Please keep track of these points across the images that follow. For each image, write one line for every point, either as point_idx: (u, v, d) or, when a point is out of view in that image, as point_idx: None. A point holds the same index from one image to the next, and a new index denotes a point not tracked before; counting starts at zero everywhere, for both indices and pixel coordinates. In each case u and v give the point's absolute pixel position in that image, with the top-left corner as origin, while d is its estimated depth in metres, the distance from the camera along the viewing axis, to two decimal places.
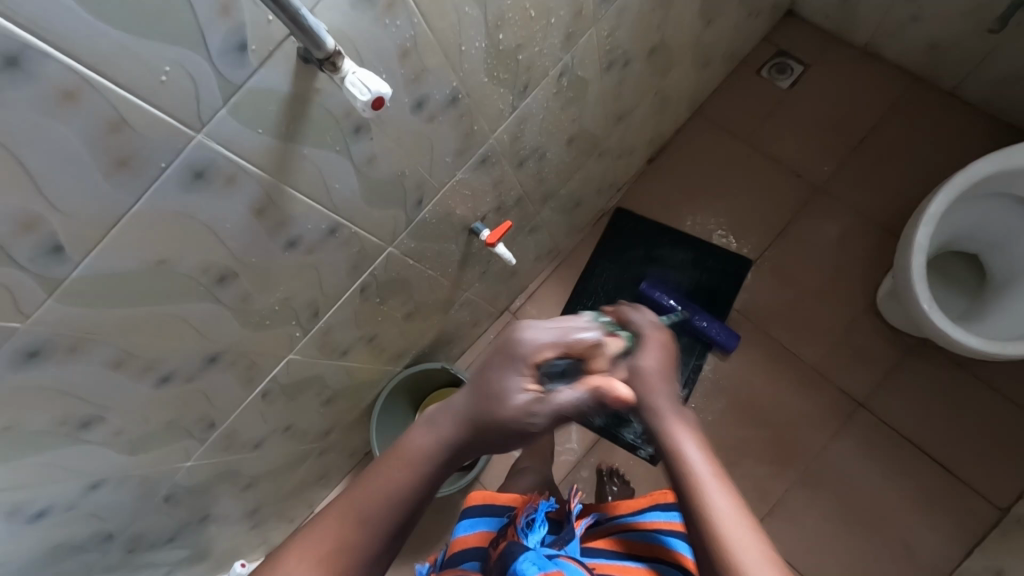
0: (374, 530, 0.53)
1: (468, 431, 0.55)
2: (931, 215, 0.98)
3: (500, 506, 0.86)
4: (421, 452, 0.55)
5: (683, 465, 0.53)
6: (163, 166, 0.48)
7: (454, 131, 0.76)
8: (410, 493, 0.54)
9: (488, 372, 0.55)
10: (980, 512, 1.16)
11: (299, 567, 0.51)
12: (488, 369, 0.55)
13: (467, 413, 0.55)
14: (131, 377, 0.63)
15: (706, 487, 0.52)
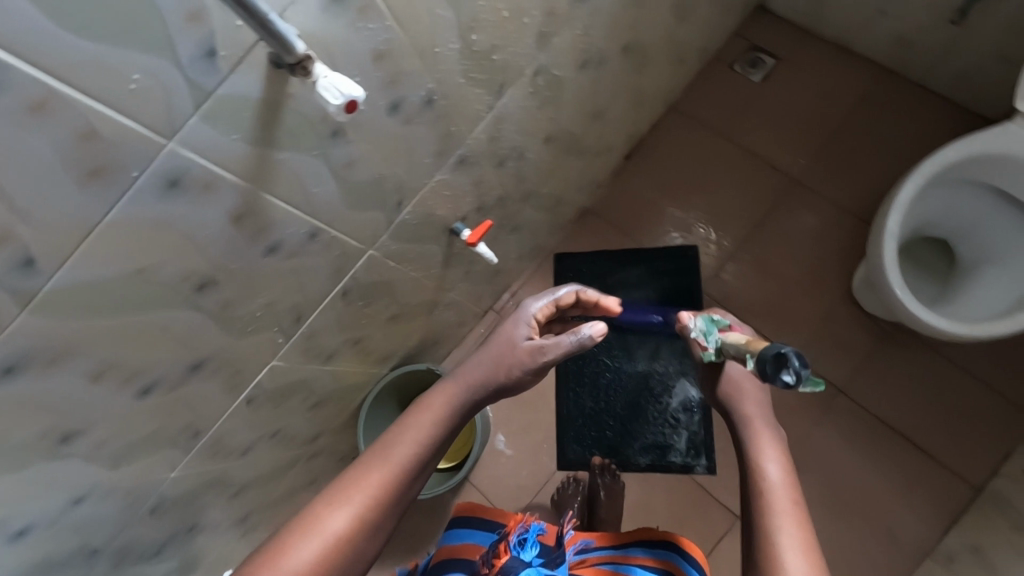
0: (400, 475, 0.62)
1: (480, 381, 0.70)
2: (900, 203, 1.01)
3: (491, 522, 0.89)
4: (444, 407, 0.68)
5: (762, 477, 0.60)
6: (135, 175, 0.48)
7: (431, 132, 0.77)
8: (431, 442, 0.65)
9: (498, 335, 0.74)
10: (956, 490, 1.19)
11: (333, 505, 0.58)
12: (498, 333, 0.74)
13: (479, 364, 0.71)
14: (112, 388, 0.63)
15: (778, 499, 0.58)
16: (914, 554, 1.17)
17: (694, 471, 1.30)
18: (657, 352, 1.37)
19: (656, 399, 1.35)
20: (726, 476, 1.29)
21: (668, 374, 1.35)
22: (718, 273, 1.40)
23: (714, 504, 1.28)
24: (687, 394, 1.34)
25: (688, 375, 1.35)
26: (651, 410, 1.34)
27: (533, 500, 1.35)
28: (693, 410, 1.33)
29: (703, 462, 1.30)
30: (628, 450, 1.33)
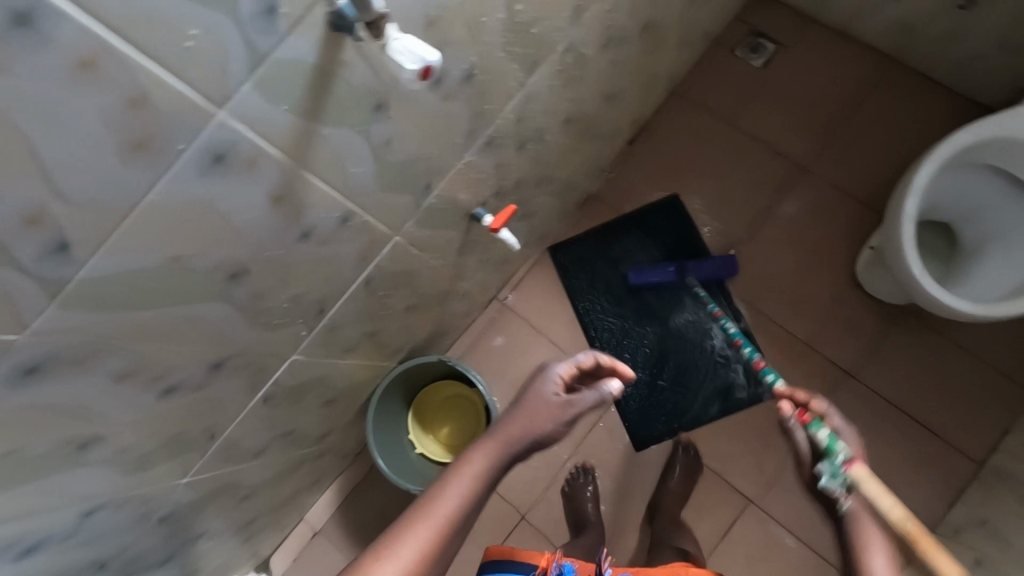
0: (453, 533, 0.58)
1: (520, 444, 0.65)
2: (917, 186, 1.02)
3: (520, 563, 0.88)
4: (499, 454, 0.64)
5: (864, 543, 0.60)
6: (182, 148, 0.42)
7: (467, 110, 0.72)
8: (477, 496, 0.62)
9: (534, 388, 0.70)
10: (958, 466, 1.22)
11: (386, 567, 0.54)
12: (533, 386, 0.70)
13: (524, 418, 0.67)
14: (135, 390, 0.57)
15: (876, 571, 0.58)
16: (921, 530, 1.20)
17: (763, 398, 1.31)
18: (684, 303, 1.37)
19: (700, 348, 1.35)
20: (739, 465, 1.29)
21: (700, 321, 1.36)
22: (730, 256, 1.40)
23: (727, 489, 1.28)
24: (725, 331, 1.35)
25: (718, 315, 1.36)
26: (696, 362, 1.35)
27: (545, 492, 1.33)
28: (736, 344, 1.34)
29: (766, 387, 1.31)
30: (696, 407, 1.33)
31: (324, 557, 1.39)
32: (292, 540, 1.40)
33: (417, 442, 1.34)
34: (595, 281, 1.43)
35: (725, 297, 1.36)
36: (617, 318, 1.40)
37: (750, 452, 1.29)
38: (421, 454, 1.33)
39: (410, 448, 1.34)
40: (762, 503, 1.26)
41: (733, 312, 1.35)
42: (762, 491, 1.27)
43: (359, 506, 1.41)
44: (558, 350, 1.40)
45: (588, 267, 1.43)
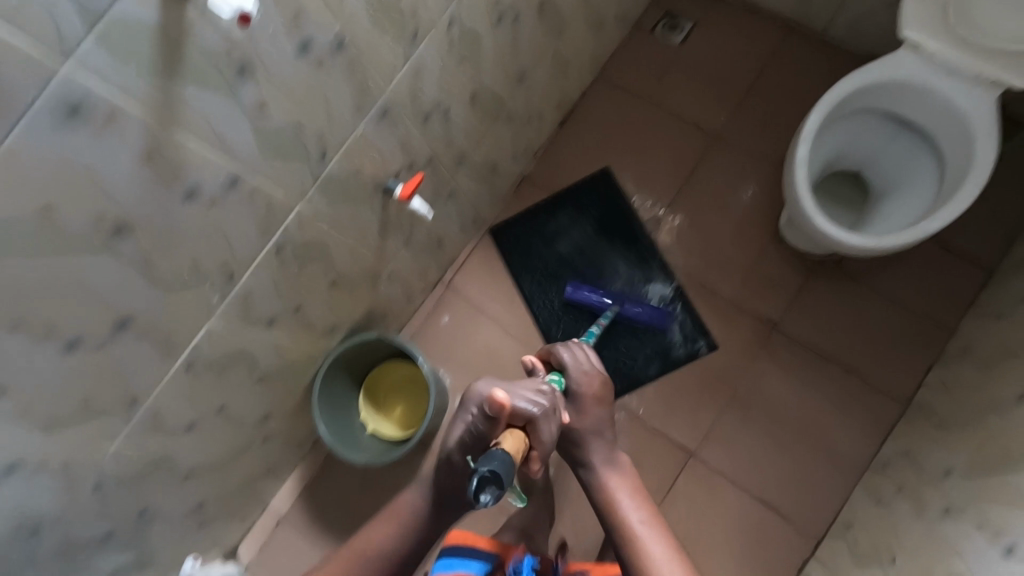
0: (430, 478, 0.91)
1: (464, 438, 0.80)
2: (807, 132, 1.08)
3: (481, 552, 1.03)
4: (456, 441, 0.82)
5: (625, 517, 0.94)
6: (32, 99, 0.49)
7: (346, 80, 0.79)
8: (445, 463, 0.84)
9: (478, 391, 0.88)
10: (887, 404, 1.27)
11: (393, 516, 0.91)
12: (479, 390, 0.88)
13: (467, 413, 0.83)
14: (32, 341, 0.62)
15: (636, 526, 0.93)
16: (851, 466, 1.25)
17: (701, 354, 1.35)
18: (616, 270, 1.43)
19: (636, 310, 1.39)
20: (677, 424, 1.32)
21: (635, 285, 1.41)
22: (659, 223, 1.45)
23: (669, 446, 1.31)
24: (660, 293, 1.40)
25: (653, 277, 1.41)
26: (636, 324, 1.39)
27: None
28: (671, 305, 1.39)
29: (704, 342, 1.36)
30: (637, 366, 1.35)
31: (287, 545, 1.42)
32: (254, 531, 1.43)
33: (368, 422, 1.37)
34: (533, 257, 1.47)
35: (658, 260, 1.42)
36: (556, 290, 1.45)
37: (688, 407, 1.33)
38: (373, 434, 1.37)
39: (362, 429, 1.37)
40: (702, 454, 1.30)
41: (666, 274, 1.41)
42: (702, 441, 1.31)
43: (318, 492, 1.45)
44: (501, 326, 1.45)
45: (524, 243, 1.49)
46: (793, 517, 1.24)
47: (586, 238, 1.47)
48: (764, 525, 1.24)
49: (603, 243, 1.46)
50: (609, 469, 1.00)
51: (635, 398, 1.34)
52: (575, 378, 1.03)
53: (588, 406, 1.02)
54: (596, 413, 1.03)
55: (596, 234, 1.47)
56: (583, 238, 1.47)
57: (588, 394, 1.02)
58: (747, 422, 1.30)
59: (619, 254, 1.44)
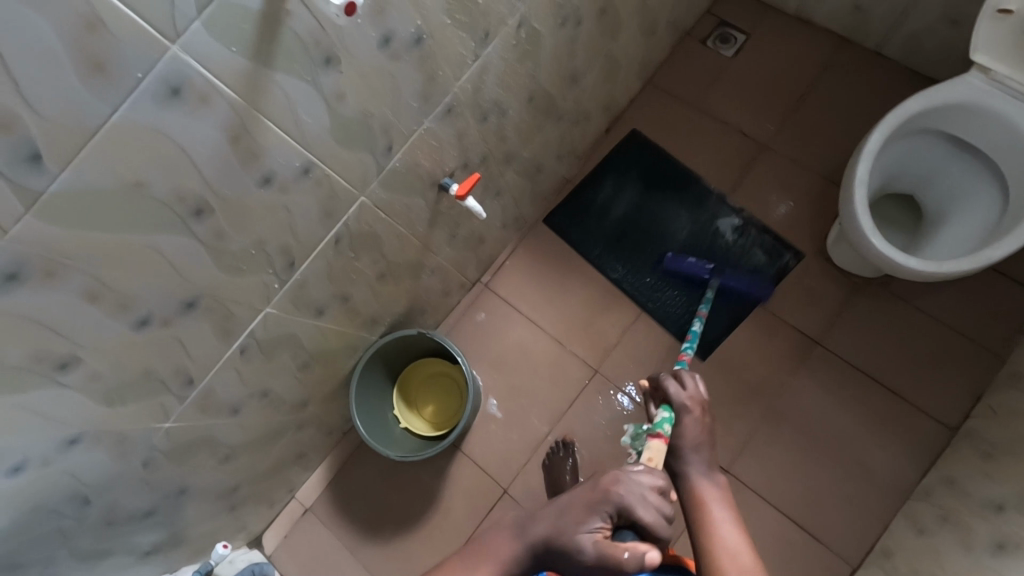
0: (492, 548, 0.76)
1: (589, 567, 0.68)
2: (867, 152, 1.07)
3: None
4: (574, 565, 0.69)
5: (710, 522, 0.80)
6: (138, 77, 0.50)
7: (418, 74, 0.79)
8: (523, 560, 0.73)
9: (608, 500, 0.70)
10: (931, 432, 1.24)
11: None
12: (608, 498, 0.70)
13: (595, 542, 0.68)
14: (108, 314, 0.63)
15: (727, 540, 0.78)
16: (892, 491, 1.23)
17: (790, 265, 1.38)
18: (678, 215, 1.45)
19: (714, 246, 1.42)
20: None
21: (704, 224, 1.44)
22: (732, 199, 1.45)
23: None
24: (731, 223, 1.43)
25: (719, 213, 1.44)
26: (722, 258, 1.41)
27: (524, 465, 1.38)
28: (745, 230, 1.42)
29: (787, 254, 1.39)
30: (723, 308, 1.37)
31: (311, 533, 1.43)
32: (281, 517, 1.44)
33: (401, 417, 1.39)
34: (592, 231, 1.48)
35: (714, 196, 1.45)
36: (621, 252, 1.46)
37: (723, 422, 1.31)
38: (405, 429, 1.39)
39: (395, 424, 1.38)
40: (736, 471, 1.28)
41: (728, 207, 1.44)
42: (736, 457, 1.29)
43: (346, 483, 1.45)
44: (536, 329, 1.45)
45: (573, 230, 1.49)
46: (828, 540, 1.22)
47: (641, 198, 1.48)
48: (796, 547, 1.22)
49: (659, 196, 1.48)
50: (704, 480, 0.85)
51: (740, 330, 1.36)
52: (684, 409, 0.90)
53: (687, 427, 0.88)
54: (695, 430, 0.88)
55: (647, 192, 1.49)
56: (636, 198, 1.49)
57: (695, 420, 0.89)
58: (784, 439, 1.29)
59: (677, 203, 1.47)
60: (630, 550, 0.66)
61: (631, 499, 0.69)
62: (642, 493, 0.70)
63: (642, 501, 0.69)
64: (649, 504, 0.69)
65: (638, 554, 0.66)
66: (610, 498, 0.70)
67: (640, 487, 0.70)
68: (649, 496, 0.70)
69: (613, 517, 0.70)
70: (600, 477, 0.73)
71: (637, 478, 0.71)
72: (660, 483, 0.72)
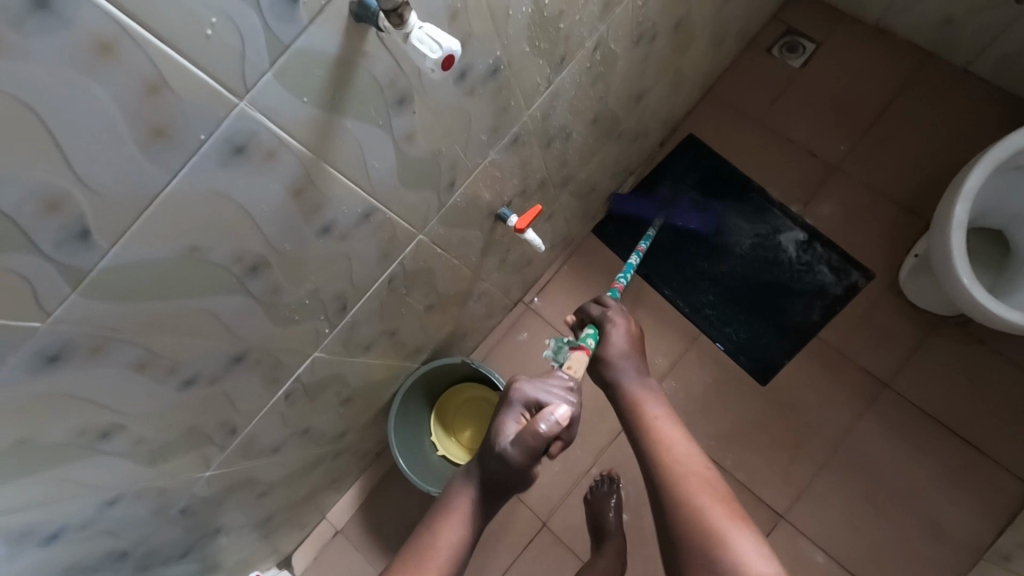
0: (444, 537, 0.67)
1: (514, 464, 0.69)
2: (967, 190, 0.97)
3: None
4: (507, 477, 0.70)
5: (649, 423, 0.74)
6: (201, 140, 0.43)
7: (491, 106, 0.71)
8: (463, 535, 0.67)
9: (509, 406, 0.73)
10: (1007, 488, 1.16)
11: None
12: (509, 406, 0.73)
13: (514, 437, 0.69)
14: (155, 380, 0.57)
15: (677, 460, 0.68)
16: (962, 549, 1.15)
17: (858, 286, 1.29)
18: (737, 227, 1.36)
19: (775, 262, 1.33)
20: (766, 480, 1.23)
21: (765, 235, 1.35)
22: (794, 219, 1.35)
23: (756, 503, 1.22)
24: (794, 237, 1.34)
25: (781, 226, 1.35)
26: (785, 277, 1.32)
27: (565, 498, 1.30)
28: (809, 247, 1.33)
29: (857, 274, 1.30)
30: (783, 335, 1.29)
31: (341, 556, 1.39)
32: (311, 537, 1.39)
33: (439, 444, 1.32)
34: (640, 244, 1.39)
35: (778, 207, 1.36)
36: (673, 266, 1.36)
37: (779, 466, 1.23)
38: (442, 457, 1.32)
39: (432, 449, 1.32)
40: (792, 517, 1.21)
41: (791, 219, 1.35)
42: (793, 502, 1.21)
43: (379, 505, 1.40)
44: None
45: (620, 247, 1.40)
46: None
47: (699, 206, 1.38)
48: None
49: (717, 205, 1.38)
50: (637, 385, 0.81)
51: (803, 354, 1.28)
52: (610, 321, 0.87)
53: (614, 335, 0.85)
54: (622, 334, 0.85)
55: (705, 200, 1.39)
56: (692, 207, 1.39)
57: (623, 330, 0.86)
58: (844, 486, 1.21)
59: (736, 213, 1.37)
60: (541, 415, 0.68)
61: (537, 391, 0.73)
62: (546, 386, 0.74)
63: (547, 391, 0.74)
64: (552, 392, 0.74)
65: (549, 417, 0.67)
66: (515, 398, 0.73)
67: (544, 382, 0.75)
68: (552, 387, 0.75)
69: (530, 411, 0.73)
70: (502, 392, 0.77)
71: (541, 380, 0.76)
72: (560, 380, 0.76)
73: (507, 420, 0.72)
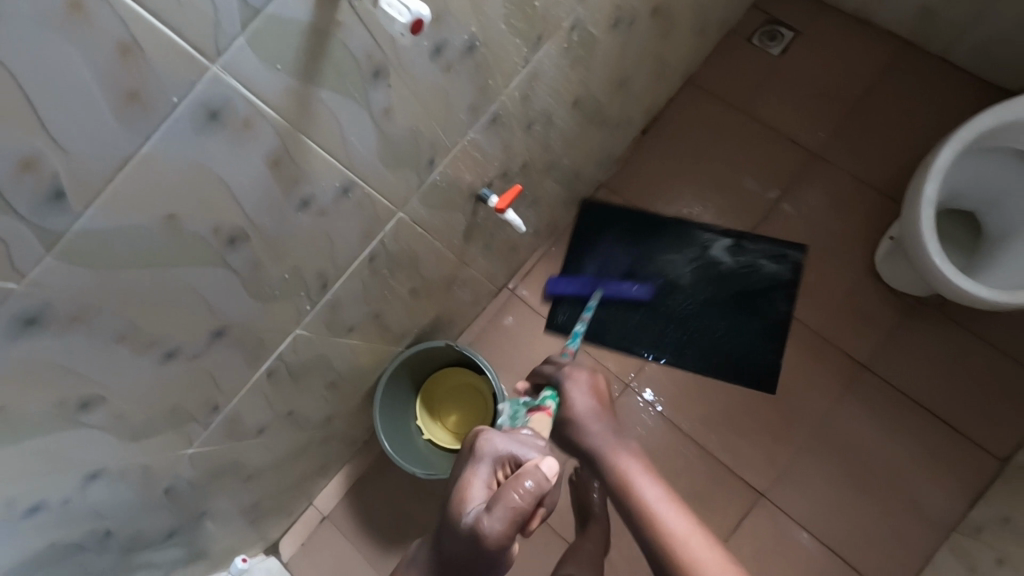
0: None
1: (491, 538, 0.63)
2: (937, 169, 1.00)
3: None
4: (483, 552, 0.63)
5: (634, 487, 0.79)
6: (173, 104, 0.43)
7: (470, 84, 0.72)
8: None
9: (477, 466, 0.69)
10: (982, 463, 1.19)
11: None
12: (478, 467, 0.69)
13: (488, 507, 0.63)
14: (135, 352, 0.58)
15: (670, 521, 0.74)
16: (938, 524, 1.17)
17: (799, 261, 1.33)
18: (666, 251, 1.37)
19: (720, 278, 1.34)
20: (749, 461, 1.25)
21: (700, 258, 1.35)
22: (776, 207, 1.37)
23: (738, 483, 1.24)
24: (722, 250, 1.36)
25: (708, 241, 1.37)
26: (737, 284, 1.33)
27: None
28: (740, 248, 1.35)
29: (792, 252, 1.34)
30: (761, 341, 1.30)
31: (329, 543, 1.39)
32: (298, 524, 1.39)
33: (424, 428, 1.33)
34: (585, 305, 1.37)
35: (694, 224, 1.38)
36: (628, 318, 1.34)
37: (762, 447, 1.26)
38: (428, 441, 1.32)
39: (418, 434, 1.32)
40: (773, 496, 1.23)
41: (712, 232, 1.37)
42: (775, 481, 1.24)
43: (366, 492, 1.41)
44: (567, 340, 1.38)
45: (573, 308, 1.37)
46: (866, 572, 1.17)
47: (630, 258, 1.37)
48: None
49: (645, 246, 1.38)
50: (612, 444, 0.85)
51: (784, 340, 1.30)
52: (569, 381, 0.92)
53: (577, 396, 0.89)
54: (585, 395, 0.90)
55: (632, 246, 1.38)
56: (625, 259, 1.37)
57: (585, 387, 0.91)
58: (824, 465, 1.23)
59: (664, 247, 1.37)
60: (531, 471, 0.63)
61: (508, 448, 0.70)
62: (519, 439, 0.71)
63: (522, 444, 0.71)
64: (526, 445, 0.71)
65: (540, 471, 0.63)
66: (484, 458, 0.69)
67: (514, 439, 0.72)
68: (524, 439, 0.72)
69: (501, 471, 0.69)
70: (466, 445, 0.73)
71: (510, 434, 0.73)
72: (529, 433, 0.74)
73: (476, 485, 0.68)
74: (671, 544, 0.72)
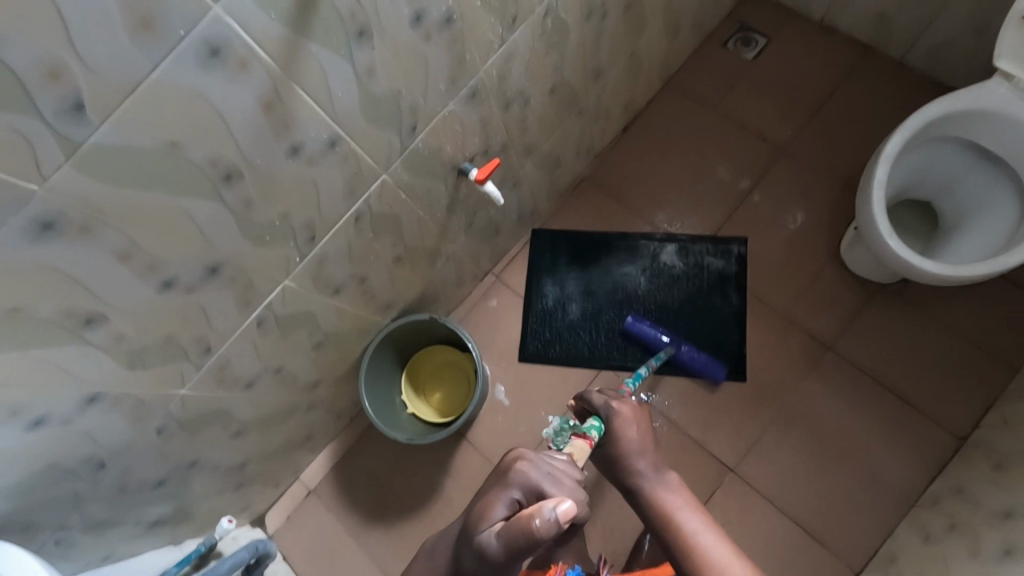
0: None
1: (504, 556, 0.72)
2: (887, 154, 1.07)
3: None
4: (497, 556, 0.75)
5: (682, 526, 0.80)
6: (179, 35, 0.51)
7: (447, 55, 0.80)
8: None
9: (501, 495, 0.77)
10: (939, 440, 1.24)
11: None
12: (502, 495, 0.77)
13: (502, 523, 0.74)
14: (135, 275, 0.64)
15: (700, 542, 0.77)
16: (898, 498, 1.22)
17: (740, 253, 1.41)
18: (620, 263, 1.44)
19: (673, 281, 1.40)
20: (718, 437, 1.31)
21: (653, 265, 1.42)
22: (747, 198, 1.45)
23: (709, 458, 1.29)
24: (667, 255, 1.43)
25: (656, 249, 1.43)
26: (690, 285, 1.40)
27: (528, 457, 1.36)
28: (685, 251, 1.42)
29: (735, 246, 1.41)
30: (722, 334, 1.36)
31: (312, 516, 1.43)
32: (284, 498, 1.43)
33: (410, 403, 1.38)
34: (550, 324, 1.42)
35: (640, 235, 1.45)
36: (595, 329, 1.40)
37: (731, 422, 1.31)
38: (412, 414, 1.37)
39: (402, 409, 1.37)
40: (741, 471, 1.28)
41: (657, 239, 1.44)
42: (744, 455, 1.29)
43: (350, 467, 1.45)
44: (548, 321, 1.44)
45: (540, 326, 1.42)
46: (833, 545, 1.21)
47: (585, 282, 1.44)
48: (803, 548, 1.22)
49: (598, 263, 1.45)
50: (659, 485, 0.85)
51: (752, 324, 1.36)
52: (616, 415, 0.91)
53: (626, 432, 0.89)
54: (634, 432, 0.90)
55: (587, 266, 1.45)
56: (582, 279, 1.44)
57: (629, 421, 0.90)
58: (790, 443, 1.28)
59: (617, 261, 1.44)
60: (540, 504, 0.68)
61: (539, 478, 0.77)
62: (550, 469, 0.78)
63: (549, 479, 0.77)
64: (557, 481, 0.77)
65: (545, 510, 0.67)
66: (517, 480, 0.78)
67: (547, 468, 0.78)
68: (556, 472, 0.78)
69: (528, 496, 0.76)
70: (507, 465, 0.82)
71: (545, 459, 0.80)
72: (567, 463, 0.80)
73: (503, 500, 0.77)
74: (700, 554, 0.76)
